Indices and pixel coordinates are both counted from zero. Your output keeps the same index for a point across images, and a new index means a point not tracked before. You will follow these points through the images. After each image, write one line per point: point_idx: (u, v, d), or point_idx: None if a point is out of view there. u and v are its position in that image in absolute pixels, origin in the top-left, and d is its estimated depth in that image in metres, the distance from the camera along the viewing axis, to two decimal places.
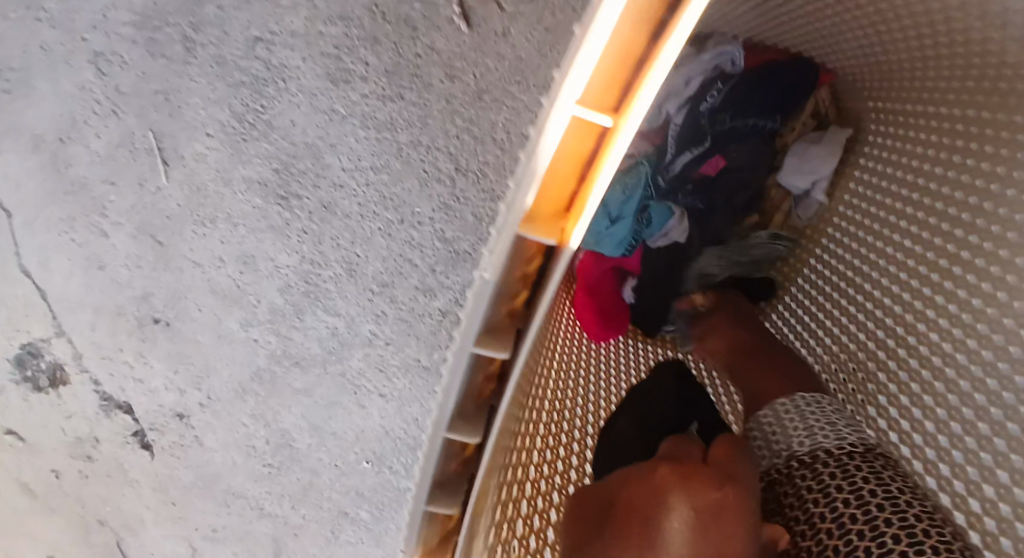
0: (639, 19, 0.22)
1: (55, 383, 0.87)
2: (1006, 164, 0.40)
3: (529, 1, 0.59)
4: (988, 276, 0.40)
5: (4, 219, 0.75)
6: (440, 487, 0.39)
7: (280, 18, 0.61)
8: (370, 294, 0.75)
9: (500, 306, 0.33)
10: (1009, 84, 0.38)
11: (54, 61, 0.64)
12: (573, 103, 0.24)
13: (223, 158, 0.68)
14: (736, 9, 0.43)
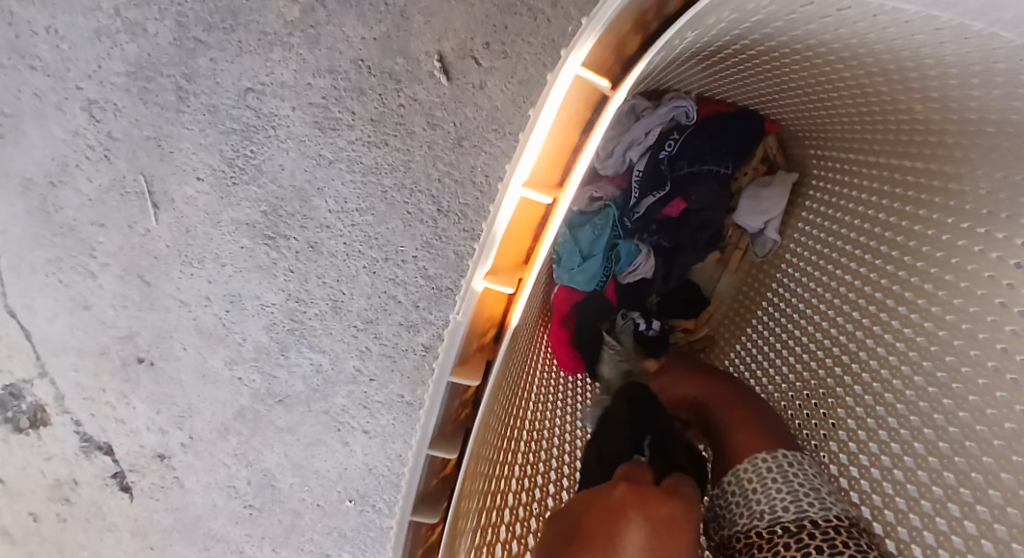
0: (569, 119, 0.28)
1: (36, 424, 0.87)
2: (926, 207, 0.45)
3: (504, 57, 0.63)
4: (919, 308, 0.46)
5: None
6: (425, 499, 0.38)
7: (271, 71, 0.65)
8: (354, 331, 0.77)
9: (471, 343, 0.35)
10: (925, 140, 0.44)
11: (46, 107, 0.68)
12: (522, 187, 0.29)
13: (212, 202, 0.71)
14: (687, 77, 0.48)
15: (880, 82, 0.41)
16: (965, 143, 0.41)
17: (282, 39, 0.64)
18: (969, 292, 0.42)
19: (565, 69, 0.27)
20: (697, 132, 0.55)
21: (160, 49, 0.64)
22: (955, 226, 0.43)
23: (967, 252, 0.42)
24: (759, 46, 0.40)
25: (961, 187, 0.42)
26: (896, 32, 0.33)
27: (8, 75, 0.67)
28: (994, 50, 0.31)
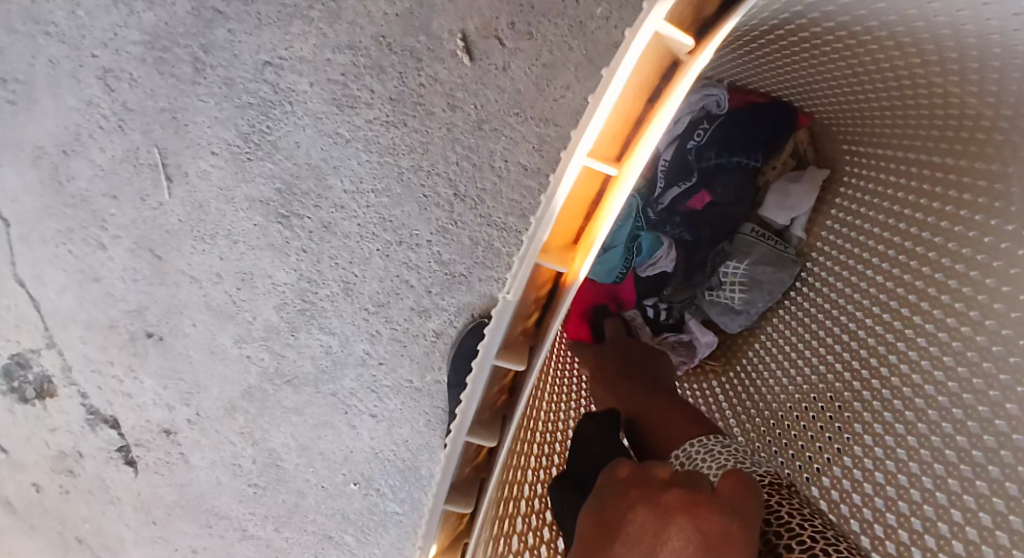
0: (640, 85, 0.26)
1: (42, 394, 0.87)
2: (970, 208, 0.44)
3: (529, 38, 0.62)
4: (955, 311, 0.45)
5: (3, 228, 0.77)
6: (456, 489, 0.37)
7: (290, 45, 0.63)
8: (365, 314, 0.76)
9: (518, 325, 0.34)
10: (972, 135, 0.43)
11: (60, 74, 0.67)
12: (586, 156, 0.26)
13: (226, 176, 0.70)
14: (724, 63, 0.46)
15: (931, 71, 0.40)
16: (1015, 141, 0.41)
17: (302, 13, 0.62)
18: (1012, 298, 0.41)
19: (643, 29, 0.23)
20: (725, 122, 0.54)
21: (177, 18, 0.63)
22: (1000, 229, 0.43)
23: (1012, 254, 0.42)
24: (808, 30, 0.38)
25: (1008, 189, 0.42)
26: (959, 17, 0.32)
27: (21, 42, 0.66)
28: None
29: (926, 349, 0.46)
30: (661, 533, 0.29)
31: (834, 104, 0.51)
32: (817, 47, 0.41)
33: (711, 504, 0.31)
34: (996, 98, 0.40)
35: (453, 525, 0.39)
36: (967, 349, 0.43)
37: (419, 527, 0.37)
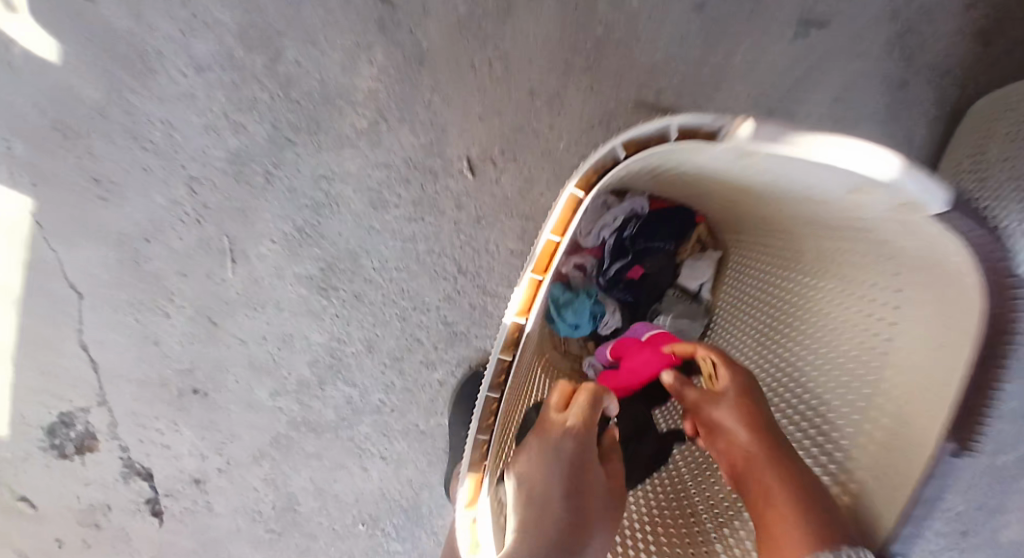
0: (573, 205, 0.51)
1: (81, 449, 1.01)
2: (798, 272, 0.66)
3: (514, 162, 0.84)
4: (792, 337, 0.65)
5: (77, 300, 0.95)
6: (485, 426, 0.59)
7: (339, 163, 0.84)
8: (383, 367, 0.93)
9: (513, 325, 0.56)
10: (789, 232, 0.64)
11: (153, 179, 0.88)
12: (549, 233, 0.52)
13: (281, 258, 0.89)
14: (632, 185, 0.66)
15: (748, 201, 0.61)
16: (810, 238, 0.62)
17: (352, 141, 0.83)
18: (819, 325, 0.62)
19: (567, 186, 0.50)
20: (650, 221, 0.75)
21: (255, 142, 0.84)
22: (813, 286, 0.64)
23: (818, 295, 0.63)
24: (663, 175, 0.59)
25: (812, 259, 0.64)
26: (753, 185, 0.53)
27: (121, 153, 0.88)
28: (797, 194, 0.52)
29: (778, 361, 0.66)
30: (545, 442, 0.56)
31: (710, 207, 0.73)
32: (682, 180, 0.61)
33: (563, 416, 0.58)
34: (790, 216, 0.61)
35: (487, 415, 0.58)
36: (800, 363, 0.64)
37: (463, 452, 0.58)
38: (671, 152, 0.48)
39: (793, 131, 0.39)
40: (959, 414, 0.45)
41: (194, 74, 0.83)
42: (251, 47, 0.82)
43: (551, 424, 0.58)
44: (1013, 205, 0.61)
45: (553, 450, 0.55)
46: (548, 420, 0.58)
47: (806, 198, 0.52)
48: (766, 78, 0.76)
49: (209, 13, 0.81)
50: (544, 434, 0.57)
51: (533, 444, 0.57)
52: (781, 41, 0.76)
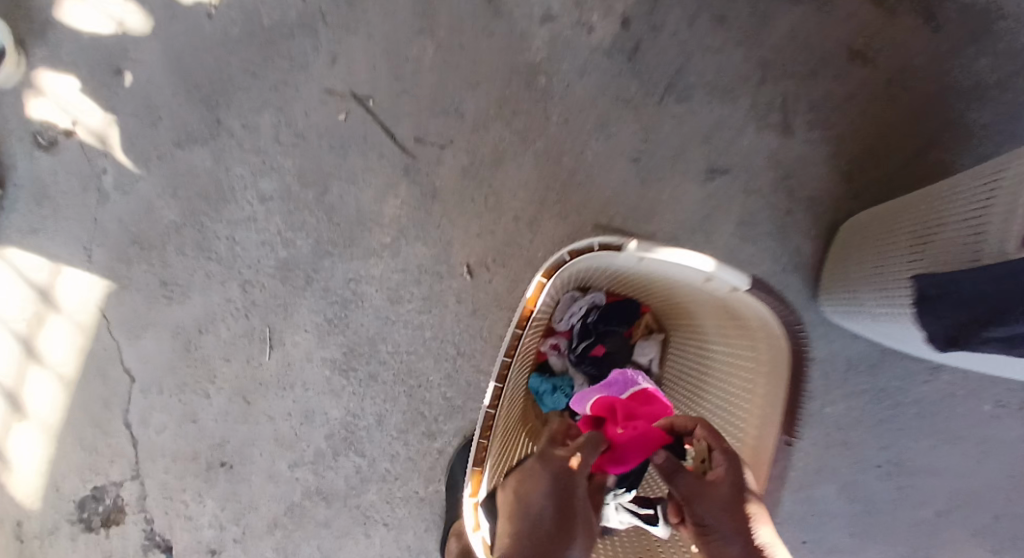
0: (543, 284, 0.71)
1: (108, 522, 1.12)
2: (700, 341, 0.87)
3: (504, 267, 1.04)
4: (699, 388, 0.86)
5: (129, 383, 1.12)
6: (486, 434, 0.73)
7: (365, 269, 1.06)
8: (390, 439, 1.10)
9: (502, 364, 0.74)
10: (688, 312, 0.87)
11: (212, 281, 1.10)
12: (527, 303, 0.71)
13: (311, 343, 1.09)
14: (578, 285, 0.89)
15: (655, 290, 0.84)
16: (699, 316, 0.84)
17: (376, 251, 1.06)
18: (711, 378, 0.83)
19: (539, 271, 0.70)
20: (606, 308, 0.94)
21: (300, 252, 1.08)
22: (707, 350, 0.85)
23: (710, 356, 0.84)
24: (591, 274, 0.82)
25: (704, 332, 0.85)
26: (649, 278, 0.76)
27: (188, 262, 1.11)
28: (677, 284, 0.75)
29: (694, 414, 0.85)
30: (552, 481, 0.65)
31: (639, 298, 0.95)
32: (627, 280, 0.82)
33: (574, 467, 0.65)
34: (682, 301, 0.83)
35: (486, 426, 0.73)
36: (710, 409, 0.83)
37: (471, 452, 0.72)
38: (591, 259, 0.71)
39: (652, 247, 0.65)
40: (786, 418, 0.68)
41: (258, 203, 1.08)
42: (304, 183, 1.07)
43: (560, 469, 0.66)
44: (862, 292, 0.84)
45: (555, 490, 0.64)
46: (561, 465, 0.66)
47: (688, 288, 0.74)
48: (695, 210, 1.00)
49: (273, 158, 1.08)
50: (553, 473, 0.65)
51: (543, 477, 0.65)
52: (705, 183, 1.00)
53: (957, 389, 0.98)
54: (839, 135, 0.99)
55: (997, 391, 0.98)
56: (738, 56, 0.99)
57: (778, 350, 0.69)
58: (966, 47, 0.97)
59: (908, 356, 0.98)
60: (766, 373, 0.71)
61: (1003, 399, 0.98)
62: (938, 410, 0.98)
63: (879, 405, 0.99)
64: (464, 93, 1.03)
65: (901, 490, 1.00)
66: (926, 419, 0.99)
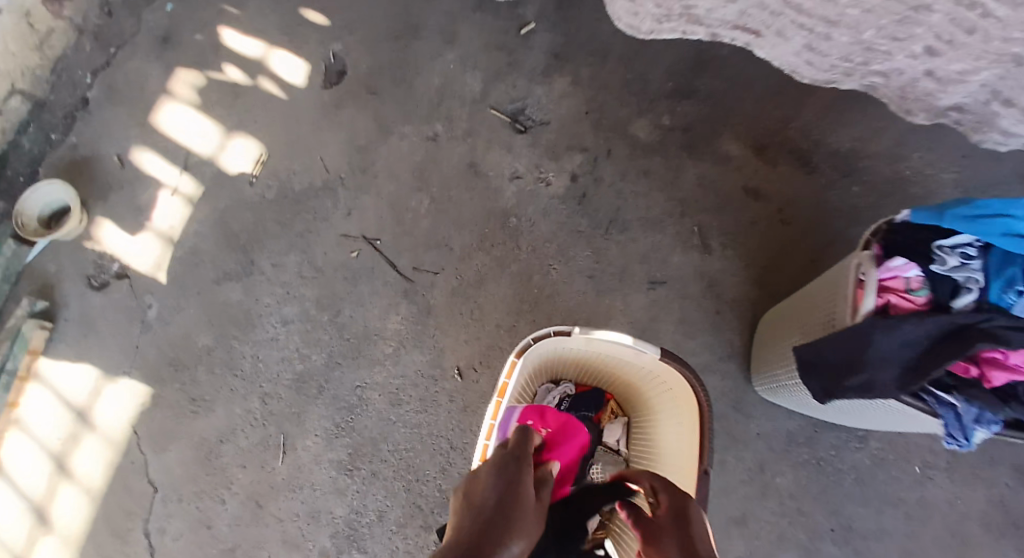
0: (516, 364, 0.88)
1: None
2: (643, 415, 1.04)
3: (489, 368, 1.24)
4: (646, 456, 1.01)
5: (152, 492, 1.24)
6: None
7: (370, 377, 1.25)
8: (390, 533, 1.19)
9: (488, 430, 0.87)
10: (632, 391, 1.05)
11: (236, 395, 1.27)
12: (506, 377, 0.87)
13: (321, 445, 1.24)
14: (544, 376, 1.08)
15: (603, 371, 1.04)
16: (638, 392, 1.03)
17: (379, 361, 1.26)
18: (653, 443, 0.99)
19: (513, 354, 0.88)
20: (575, 397, 1.07)
21: (315, 365, 1.27)
22: (649, 420, 1.02)
23: (651, 425, 1.01)
24: (551, 361, 1.02)
25: (645, 405, 1.03)
26: (594, 356, 0.96)
27: (216, 379, 1.29)
28: (616, 359, 0.95)
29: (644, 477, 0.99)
30: (498, 466, 0.64)
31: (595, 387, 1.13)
32: (586, 365, 1.03)
33: (518, 456, 0.66)
34: (625, 378, 1.02)
35: None
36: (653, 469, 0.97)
37: None
38: (549, 342, 0.91)
39: (597, 330, 0.87)
40: (702, 452, 0.84)
41: (281, 326, 1.30)
42: (321, 308, 1.30)
43: (506, 459, 0.66)
44: (775, 369, 1.05)
45: (503, 471, 0.63)
46: (506, 456, 0.66)
47: (624, 360, 0.94)
48: (642, 314, 1.24)
49: (296, 289, 1.32)
50: (499, 461, 0.65)
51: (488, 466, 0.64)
52: (648, 293, 1.25)
53: (886, 455, 1.15)
54: (748, 252, 1.27)
55: (920, 455, 1.15)
56: (662, 198, 1.30)
57: (688, 398, 0.87)
58: (835, 185, 1.29)
59: (838, 428, 1.16)
60: (686, 417, 0.88)
61: (928, 462, 1.15)
62: (874, 473, 1.15)
63: (822, 473, 1.15)
64: (452, 233, 1.31)
65: (856, 552, 1.12)
66: (864, 484, 1.14)
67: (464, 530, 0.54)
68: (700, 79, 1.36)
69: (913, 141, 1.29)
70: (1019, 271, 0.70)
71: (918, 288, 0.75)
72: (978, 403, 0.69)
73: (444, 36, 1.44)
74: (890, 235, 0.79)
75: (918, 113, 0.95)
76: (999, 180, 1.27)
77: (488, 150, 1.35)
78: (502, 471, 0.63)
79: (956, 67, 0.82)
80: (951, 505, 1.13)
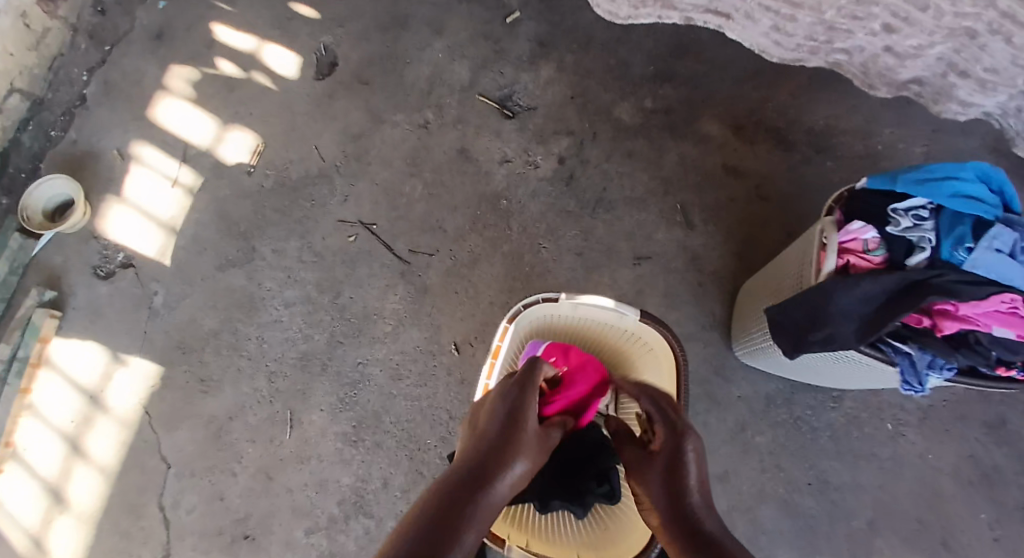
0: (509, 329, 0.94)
1: None
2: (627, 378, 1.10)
3: (485, 342, 1.30)
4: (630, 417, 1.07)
5: (165, 468, 1.29)
6: None
7: (371, 354, 1.31)
8: (395, 499, 1.25)
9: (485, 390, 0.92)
10: None
11: (242, 375, 1.33)
12: (500, 342, 0.93)
13: (326, 419, 1.30)
14: None
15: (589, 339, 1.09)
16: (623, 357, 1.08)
17: (379, 339, 1.32)
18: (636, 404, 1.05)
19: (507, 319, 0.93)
20: None
21: (318, 344, 1.33)
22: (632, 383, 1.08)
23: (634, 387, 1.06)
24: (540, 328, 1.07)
25: None
26: (580, 322, 1.02)
27: (223, 360, 1.34)
28: (601, 324, 1.01)
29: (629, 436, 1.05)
30: (503, 392, 0.71)
31: None
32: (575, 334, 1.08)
33: (524, 376, 0.72)
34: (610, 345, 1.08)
35: None
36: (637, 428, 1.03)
37: None
38: (538, 309, 0.97)
39: (581, 295, 0.93)
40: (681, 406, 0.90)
41: (283, 308, 1.36)
42: (321, 290, 1.36)
43: (513, 381, 0.72)
44: (752, 332, 1.10)
45: (506, 398, 0.71)
46: (513, 378, 0.73)
47: (609, 326, 1.00)
48: (630, 287, 1.30)
49: (297, 273, 1.37)
50: (506, 386, 0.72)
51: (495, 391, 0.73)
52: (635, 267, 1.31)
53: (859, 412, 1.22)
54: (729, 226, 1.33)
55: (893, 412, 1.22)
56: (646, 177, 1.36)
57: (668, 359, 0.93)
58: (809, 160, 1.35)
59: (815, 389, 1.23)
60: (666, 375, 0.94)
61: (900, 418, 1.22)
62: (849, 429, 1.22)
63: (801, 432, 1.22)
64: (446, 215, 1.37)
65: (834, 503, 1.19)
66: (841, 441, 1.21)
67: (468, 456, 0.65)
68: (680, 63, 1.41)
69: (884, 117, 1.36)
70: (968, 230, 0.76)
71: (875, 249, 0.81)
72: (929, 350, 0.76)
73: (433, 26, 1.49)
74: (851, 202, 0.86)
75: (880, 87, 1.00)
76: (964, 152, 1.33)
77: (478, 136, 1.41)
78: (505, 398, 0.71)
79: (912, 42, 0.88)
80: (923, 458, 1.20)
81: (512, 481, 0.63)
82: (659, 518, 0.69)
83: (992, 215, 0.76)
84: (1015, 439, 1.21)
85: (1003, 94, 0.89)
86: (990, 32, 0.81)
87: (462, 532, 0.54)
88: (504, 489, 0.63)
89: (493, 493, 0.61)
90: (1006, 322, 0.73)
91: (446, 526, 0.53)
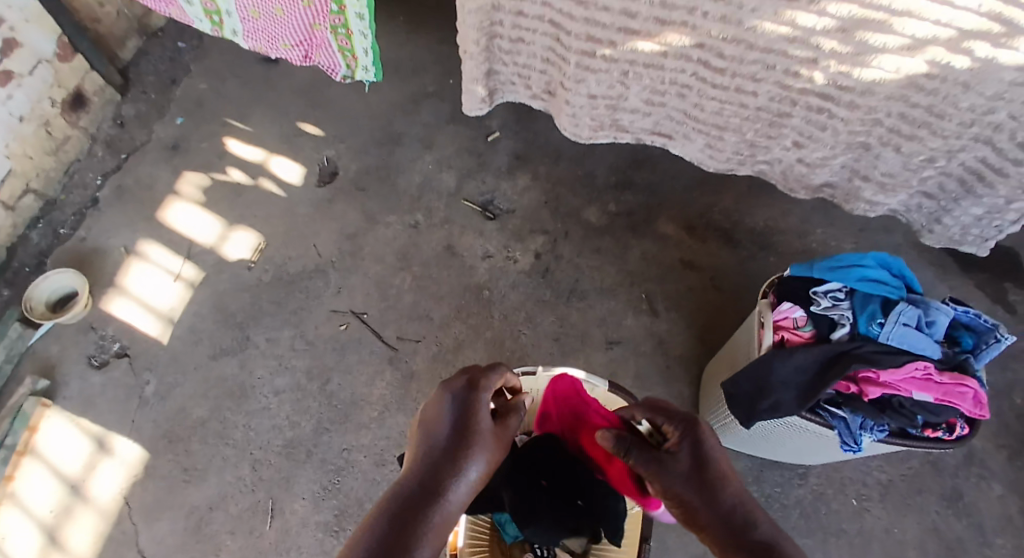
0: None
1: None
2: None
3: None
4: None
5: None
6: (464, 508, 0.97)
7: (356, 440, 1.36)
8: None
9: None
10: None
11: (228, 462, 1.35)
12: None
13: (309, 508, 1.31)
14: None
15: None
16: None
17: (365, 424, 1.37)
18: None
19: None
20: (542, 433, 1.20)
21: (304, 431, 1.37)
22: None
23: None
24: None
25: None
26: None
27: (209, 448, 1.37)
28: None
29: None
30: (450, 398, 0.76)
31: None
32: None
33: (473, 382, 0.78)
34: None
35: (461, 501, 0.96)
36: None
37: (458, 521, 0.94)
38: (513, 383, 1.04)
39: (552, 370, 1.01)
40: None
41: (272, 396, 1.41)
42: (311, 378, 1.42)
43: (460, 387, 0.78)
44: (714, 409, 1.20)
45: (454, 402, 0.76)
46: (459, 384, 0.78)
47: None
48: (603, 371, 1.40)
49: (287, 361, 1.44)
50: (454, 391, 0.77)
51: (442, 395, 0.77)
52: (607, 352, 1.42)
53: (825, 488, 1.29)
54: (691, 314, 1.46)
55: (856, 487, 1.29)
56: (614, 270, 1.50)
57: None
58: (757, 256, 1.51)
59: (781, 466, 1.30)
60: None
61: (864, 493, 1.28)
62: (817, 506, 1.27)
63: (772, 509, 1.27)
64: (432, 305, 1.48)
65: None
66: (809, 517, 1.27)
67: (422, 463, 0.70)
68: (639, 173, 1.61)
69: (820, 218, 1.54)
70: (878, 307, 0.91)
71: (804, 325, 0.95)
72: (859, 412, 0.88)
73: (423, 142, 1.68)
74: (781, 284, 0.99)
75: (800, 190, 1.19)
76: (891, 248, 1.51)
77: (463, 235, 1.55)
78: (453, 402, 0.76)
79: (819, 155, 1.07)
80: (889, 532, 1.26)
81: (468, 484, 0.69)
82: (687, 511, 0.68)
83: (895, 294, 0.92)
84: (972, 512, 1.27)
85: (901, 192, 1.09)
86: (881, 145, 1.01)
87: (417, 543, 0.60)
88: (459, 494, 0.68)
89: (447, 504, 0.66)
90: (923, 387, 0.84)
91: (396, 542, 0.59)
